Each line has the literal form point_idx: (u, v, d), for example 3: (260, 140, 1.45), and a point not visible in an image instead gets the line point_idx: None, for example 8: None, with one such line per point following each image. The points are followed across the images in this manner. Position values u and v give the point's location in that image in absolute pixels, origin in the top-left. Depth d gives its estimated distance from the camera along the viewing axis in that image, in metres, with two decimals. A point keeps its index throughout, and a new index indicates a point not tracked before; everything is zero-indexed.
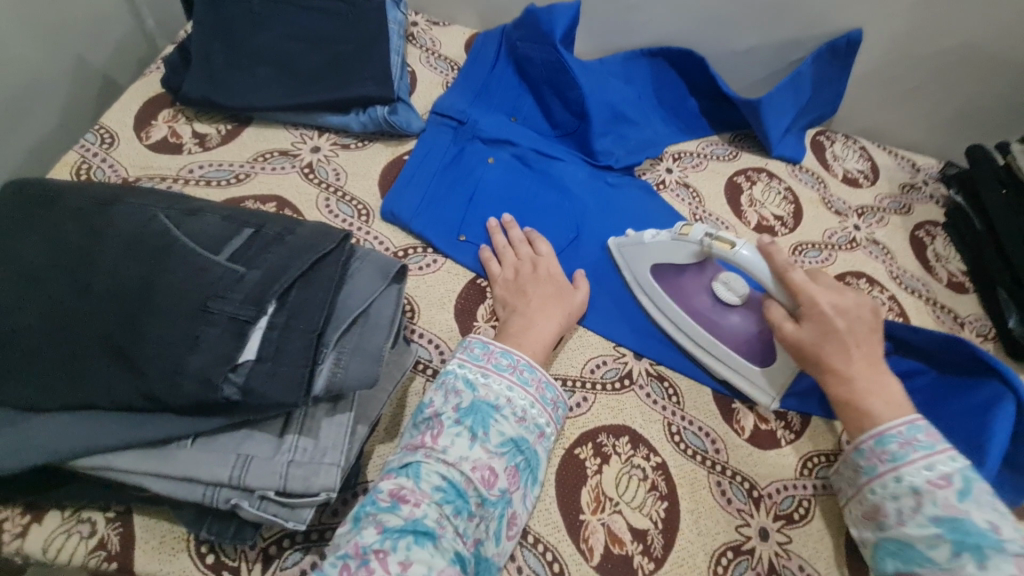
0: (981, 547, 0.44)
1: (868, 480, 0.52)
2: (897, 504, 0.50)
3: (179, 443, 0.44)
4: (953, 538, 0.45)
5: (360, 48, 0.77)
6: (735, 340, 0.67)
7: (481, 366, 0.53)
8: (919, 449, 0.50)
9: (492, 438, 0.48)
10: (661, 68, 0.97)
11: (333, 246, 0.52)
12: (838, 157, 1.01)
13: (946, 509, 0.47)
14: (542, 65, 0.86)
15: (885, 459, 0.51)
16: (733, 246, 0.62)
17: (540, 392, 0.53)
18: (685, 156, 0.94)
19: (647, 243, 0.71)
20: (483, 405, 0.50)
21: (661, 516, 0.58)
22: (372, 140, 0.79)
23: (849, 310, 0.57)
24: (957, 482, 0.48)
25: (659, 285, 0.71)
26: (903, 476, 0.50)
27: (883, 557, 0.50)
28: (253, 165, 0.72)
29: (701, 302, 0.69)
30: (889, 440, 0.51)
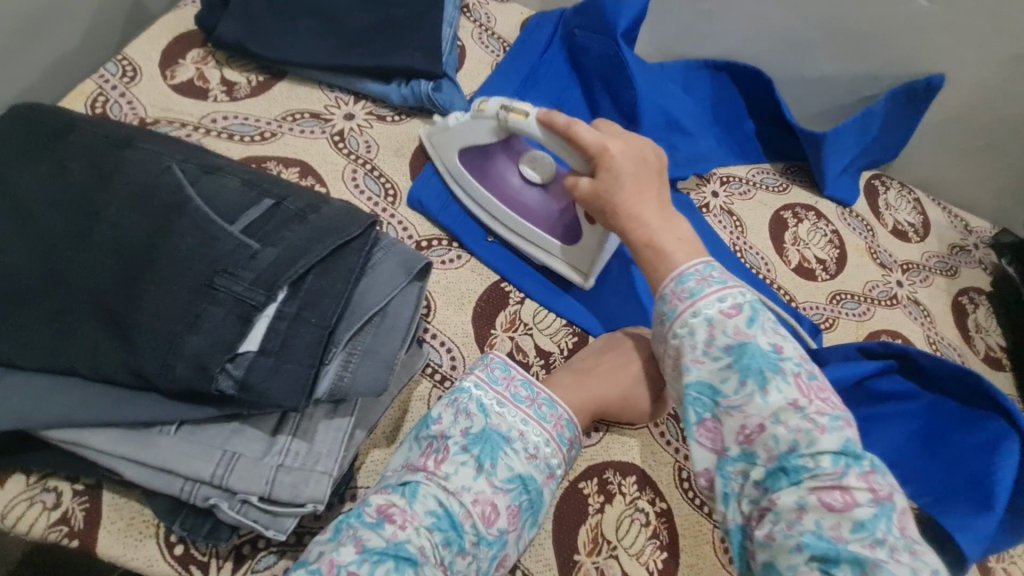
0: (763, 373, 0.42)
1: (671, 325, 0.47)
2: (693, 342, 0.45)
3: (162, 429, 0.40)
4: (742, 367, 0.42)
5: (411, 14, 0.71)
6: (543, 220, 0.64)
7: (498, 393, 0.48)
8: (714, 286, 0.47)
9: (499, 473, 0.43)
10: (723, 83, 0.91)
11: (358, 233, 0.47)
12: (890, 206, 0.96)
13: (734, 335, 0.43)
14: (598, 58, 0.80)
15: (684, 298, 0.46)
16: (526, 116, 0.57)
17: (558, 430, 0.48)
18: (733, 181, 0.89)
19: (450, 127, 0.65)
20: (494, 435, 0.45)
21: (659, 568, 0.55)
22: (410, 115, 0.73)
23: (634, 155, 0.55)
24: (745, 311, 0.44)
25: (467, 170, 0.66)
26: (698, 310, 0.45)
27: (689, 405, 0.45)
28: (281, 124, 0.67)
29: (513, 184, 0.65)
30: (688, 278, 0.47)
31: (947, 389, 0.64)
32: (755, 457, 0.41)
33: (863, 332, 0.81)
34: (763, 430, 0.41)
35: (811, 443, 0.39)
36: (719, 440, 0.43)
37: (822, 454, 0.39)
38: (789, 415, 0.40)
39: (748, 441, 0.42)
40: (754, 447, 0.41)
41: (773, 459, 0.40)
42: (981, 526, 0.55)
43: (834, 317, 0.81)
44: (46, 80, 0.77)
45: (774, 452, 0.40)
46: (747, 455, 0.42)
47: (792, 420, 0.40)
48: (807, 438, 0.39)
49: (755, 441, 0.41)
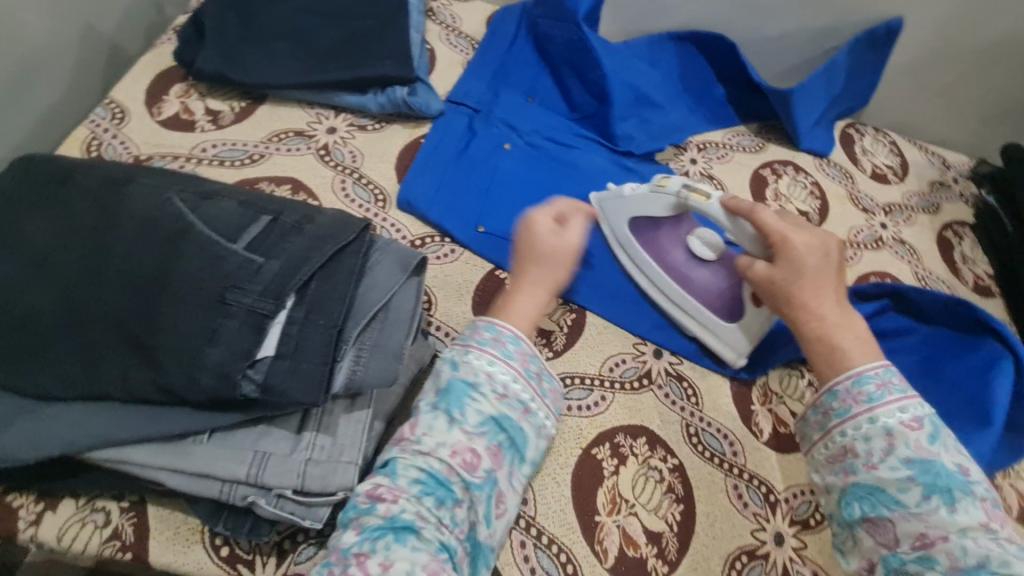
0: (951, 489, 0.44)
1: (837, 424, 0.50)
2: (869, 444, 0.48)
3: (196, 438, 0.43)
4: (926, 481, 0.45)
5: (379, 24, 0.74)
6: (711, 297, 0.67)
7: (461, 344, 0.51)
8: (894, 392, 0.49)
9: (469, 419, 0.46)
10: (689, 53, 0.93)
11: (354, 237, 0.50)
12: (867, 152, 0.98)
13: (918, 450, 0.46)
14: (563, 44, 0.82)
15: (860, 400, 0.49)
16: (708, 196, 0.62)
17: (524, 364, 0.50)
18: (710, 147, 0.91)
19: (625, 196, 0.69)
20: (459, 384, 0.48)
21: (678, 520, 0.57)
22: (389, 122, 0.76)
23: (818, 251, 0.56)
24: (927, 425, 0.47)
25: (634, 238, 0.71)
26: (877, 416, 0.48)
27: (853, 500, 0.47)
28: (268, 146, 0.70)
29: (677, 256, 0.69)
30: (867, 381, 0.49)
31: (940, 318, 0.65)
32: (933, 562, 0.42)
33: (851, 277, 0.83)
34: (946, 539, 0.42)
35: (1006, 562, 0.40)
36: (888, 535, 0.45)
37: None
38: (977, 533, 0.42)
39: (923, 545, 0.43)
40: (931, 552, 0.43)
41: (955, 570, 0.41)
42: (981, 442, 0.58)
43: None
44: (37, 131, 0.80)
45: (958, 563, 0.41)
46: (922, 559, 0.43)
47: (979, 539, 0.42)
48: (1001, 557, 0.41)
49: (930, 550, 0.43)
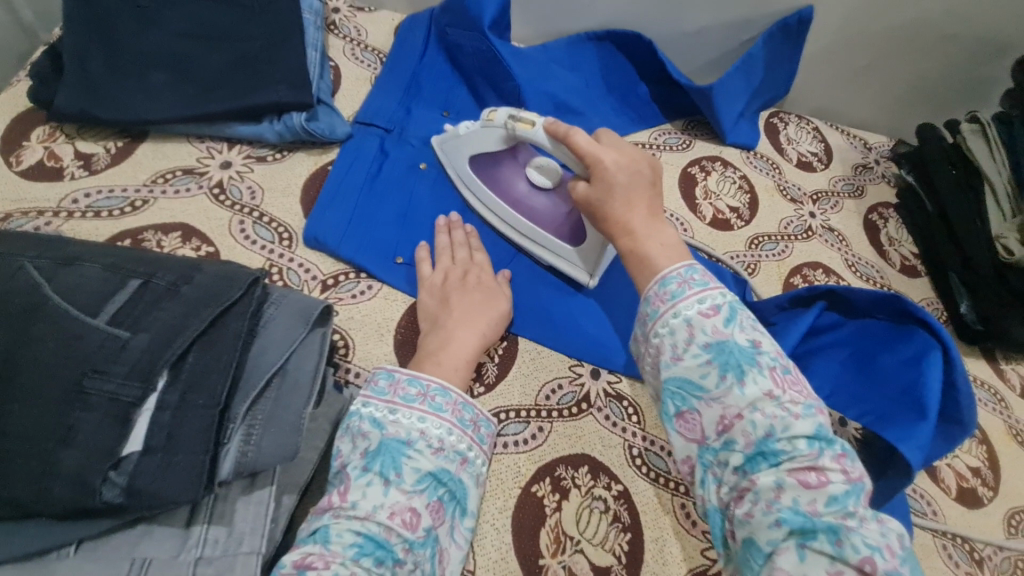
0: (740, 364, 0.43)
1: (652, 326, 0.47)
2: (673, 340, 0.46)
3: (60, 552, 0.37)
4: (720, 362, 0.43)
5: (268, 46, 0.68)
6: (552, 224, 0.67)
7: (387, 401, 0.51)
8: (693, 287, 0.47)
9: (407, 478, 0.47)
10: (609, 53, 0.91)
11: (239, 295, 0.45)
12: (792, 140, 0.99)
13: (714, 334, 0.44)
14: (473, 54, 0.78)
15: (665, 299, 0.47)
16: (532, 124, 0.60)
17: (456, 415, 0.52)
18: (637, 149, 0.89)
19: (461, 136, 0.68)
20: (393, 443, 0.48)
21: (626, 550, 0.55)
22: (291, 150, 0.70)
23: (626, 166, 0.54)
24: (724, 312, 0.45)
25: (479, 177, 0.70)
26: (679, 311, 0.46)
27: (667, 398, 0.46)
28: (152, 189, 0.63)
29: (521, 190, 0.68)
30: (669, 282, 0.48)
31: (870, 314, 0.65)
32: (733, 444, 0.42)
33: (784, 270, 0.83)
34: (740, 418, 0.41)
35: (787, 427, 0.40)
36: (696, 428, 0.44)
37: (798, 438, 0.40)
38: (766, 404, 0.41)
39: (726, 431, 0.42)
40: (732, 434, 0.42)
41: (751, 446, 0.41)
42: (922, 434, 0.55)
43: (755, 262, 0.83)
44: None
45: (751, 439, 0.41)
46: (726, 443, 0.42)
47: (768, 408, 0.41)
48: (785, 423, 0.40)
49: (730, 432, 0.42)
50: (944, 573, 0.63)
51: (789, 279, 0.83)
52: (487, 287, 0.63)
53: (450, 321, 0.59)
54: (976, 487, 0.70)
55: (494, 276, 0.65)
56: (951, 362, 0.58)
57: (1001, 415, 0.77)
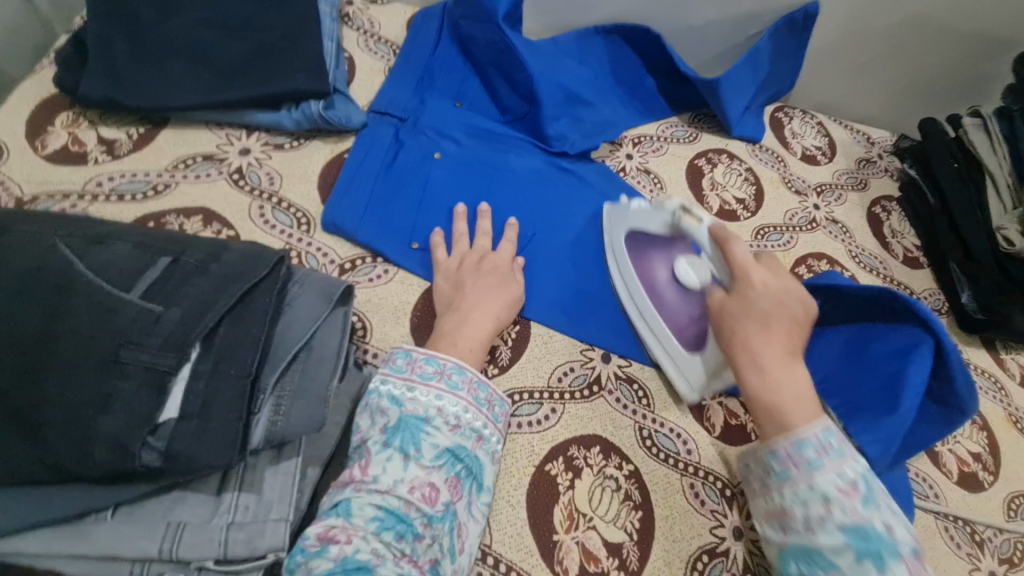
0: (883, 555, 0.41)
1: (776, 487, 0.47)
2: (806, 509, 0.44)
3: (98, 515, 0.39)
4: (860, 547, 0.41)
5: (286, 35, 0.69)
6: (675, 322, 0.66)
7: (405, 379, 0.52)
8: (832, 456, 0.45)
9: (425, 453, 0.48)
10: (618, 46, 0.93)
11: (266, 273, 0.47)
12: (797, 134, 1.00)
13: (852, 517, 0.42)
14: (486, 46, 0.80)
15: (800, 465, 0.45)
16: (699, 220, 0.61)
17: (471, 393, 0.53)
18: (645, 140, 0.90)
19: (631, 209, 0.70)
20: (412, 420, 0.49)
21: (637, 527, 0.57)
22: (308, 138, 0.72)
23: (776, 291, 0.52)
24: (863, 489, 0.44)
25: (628, 252, 0.71)
26: (816, 482, 0.44)
27: (791, 559, 0.45)
28: (173, 174, 0.65)
29: (660, 276, 0.67)
30: (807, 445, 0.46)
31: (867, 305, 0.65)
32: None
33: (789, 261, 0.85)
34: None
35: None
36: (800, 569, 0.44)
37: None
38: (892, 570, 0.40)
39: None
40: None
41: None
42: (885, 428, 0.57)
43: (761, 253, 0.84)
44: None
45: None
46: None
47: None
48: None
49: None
50: (946, 553, 0.65)
51: (794, 270, 0.84)
52: (500, 271, 0.65)
53: (465, 304, 0.60)
54: (977, 472, 0.72)
55: (507, 261, 0.66)
56: (943, 356, 0.58)
57: (1002, 403, 0.79)
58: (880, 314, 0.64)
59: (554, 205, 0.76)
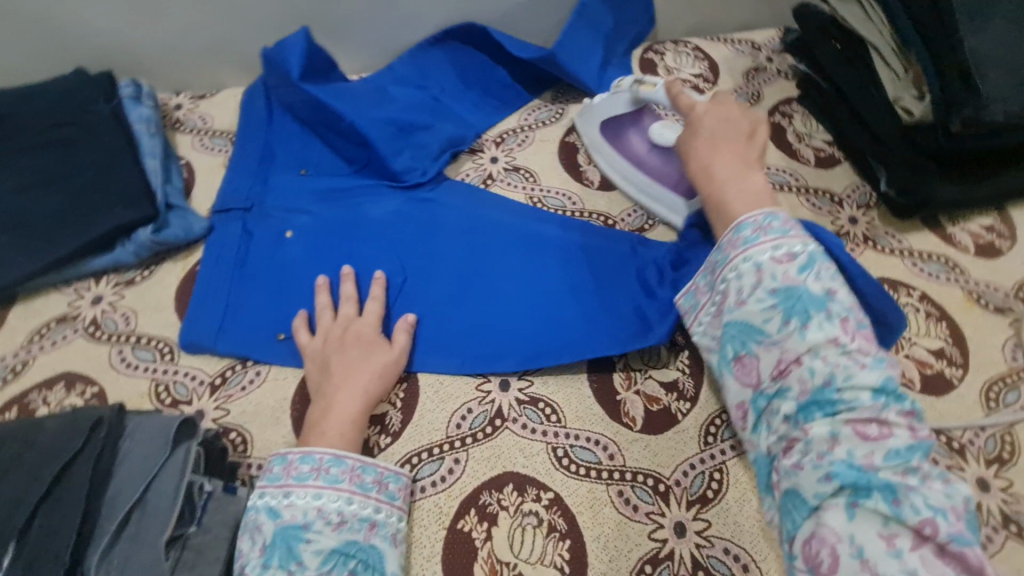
0: (807, 310, 0.48)
1: (722, 273, 0.54)
2: (742, 284, 0.52)
3: None
4: (787, 307, 0.49)
5: (100, 174, 0.69)
6: (669, 179, 0.73)
7: (281, 486, 0.50)
8: (772, 233, 0.52)
9: (309, 563, 0.47)
10: (457, 52, 0.86)
11: (85, 440, 0.46)
12: (672, 69, 0.92)
13: (783, 281, 0.49)
14: (305, 106, 0.77)
15: (739, 245, 0.53)
16: (654, 86, 0.70)
17: (355, 481, 0.51)
18: (507, 136, 0.84)
19: (594, 106, 0.78)
20: (291, 529, 0.48)
21: (566, 557, 0.54)
22: (157, 263, 0.71)
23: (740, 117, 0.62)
24: (799, 259, 0.50)
25: (606, 140, 0.78)
26: (750, 257, 0.52)
27: (729, 342, 0.52)
28: (30, 349, 0.65)
29: (639, 146, 0.75)
30: (745, 228, 0.53)
31: None
32: (788, 391, 0.47)
33: None
34: (800, 363, 0.46)
35: (847, 375, 0.44)
36: (752, 373, 0.50)
37: (859, 389, 0.44)
38: (828, 351, 0.46)
39: (782, 376, 0.48)
40: (788, 381, 0.47)
41: (807, 394, 0.46)
42: None
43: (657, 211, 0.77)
44: None
45: (808, 387, 0.45)
46: (780, 389, 0.47)
47: (862, 412, 0.44)
48: (844, 374, 0.44)
49: (796, 385, 0.46)
50: None
51: None
52: (366, 340, 0.62)
53: (335, 381, 0.58)
54: (943, 371, 0.65)
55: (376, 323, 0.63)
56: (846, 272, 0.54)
57: (958, 282, 0.72)
58: None
59: (421, 241, 0.72)
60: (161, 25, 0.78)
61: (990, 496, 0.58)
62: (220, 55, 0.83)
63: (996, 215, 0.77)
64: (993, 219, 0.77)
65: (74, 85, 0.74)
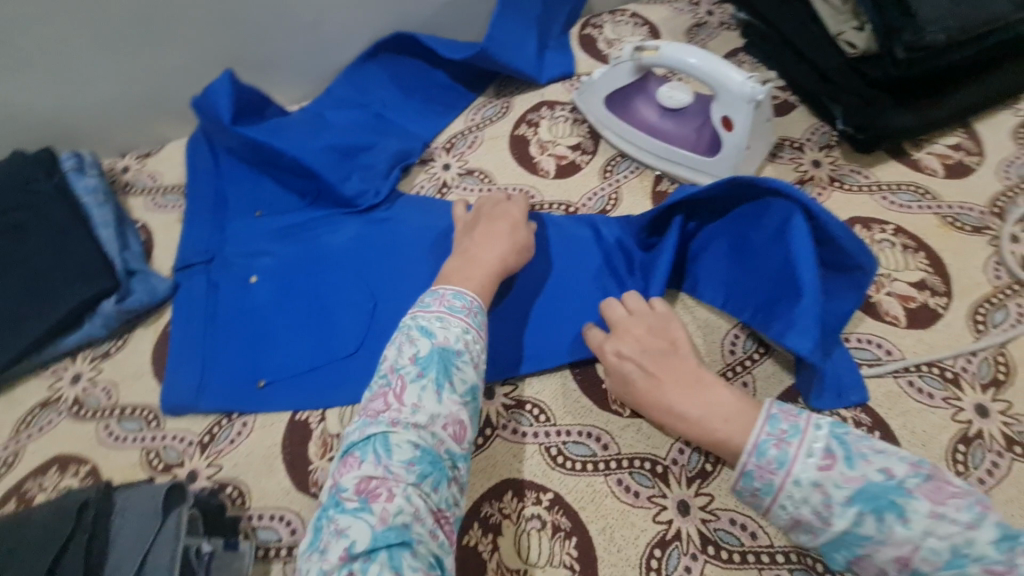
0: (852, 462, 0.40)
1: (763, 464, 0.42)
2: (769, 460, 0.41)
3: None
4: (857, 501, 0.39)
5: (54, 254, 0.69)
6: (691, 142, 0.73)
7: (434, 312, 0.52)
8: (801, 425, 0.42)
9: (457, 388, 0.48)
10: (392, 62, 0.85)
11: (73, 524, 0.47)
12: (613, 40, 0.90)
13: (800, 434, 0.41)
14: (244, 147, 0.76)
15: (785, 439, 0.41)
16: (656, 49, 0.69)
17: (472, 317, 0.53)
18: (457, 140, 0.83)
19: (595, 82, 0.77)
20: (443, 352, 0.49)
21: (575, 555, 0.54)
22: (129, 331, 0.71)
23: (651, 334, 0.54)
24: (820, 430, 0.42)
25: (615, 115, 0.77)
26: (792, 453, 0.41)
27: (788, 512, 0.41)
28: (18, 439, 0.65)
29: (654, 112, 0.75)
30: (777, 421, 0.42)
31: (737, 198, 0.59)
32: (860, 529, 0.39)
33: (648, 180, 0.77)
34: (873, 527, 0.38)
35: (910, 499, 0.38)
36: (819, 534, 0.41)
37: (931, 509, 0.38)
38: (865, 472, 0.39)
39: (845, 530, 0.39)
40: (849, 524, 0.39)
41: (895, 543, 0.38)
42: (803, 318, 0.54)
43: (617, 188, 0.76)
44: None
45: (888, 537, 0.38)
46: (855, 539, 0.39)
47: (941, 530, 0.37)
48: (889, 488, 0.39)
49: (913, 566, 0.38)
50: (920, 411, 0.58)
51: (656, 187, 0.76)
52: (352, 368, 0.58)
53: None
54: (927, 302, 0.64)
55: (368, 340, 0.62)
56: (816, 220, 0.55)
57: (932, 209, 0.70)
58: (743, 202, 0.59)
59: (388, 261, 0.71)
60: (91, 90, 0.77)
61: (992, 422, 0.57)
62: (156, 109, 0.82)
63: (959, 133, 0.75)
64: (958, 137, 0.75)
65: (13, 169, 0.73)
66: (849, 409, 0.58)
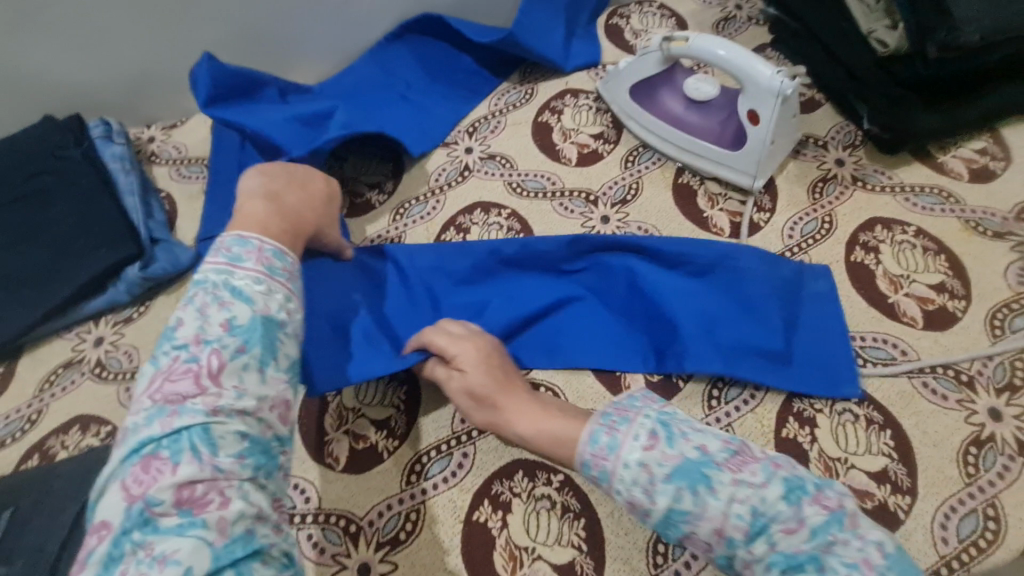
0: (673, 445, 0.43)
1: (604, 451, 0.44)
2: (607, 451, 0.44)
3: None
4: (674, 473, 0.42)
5: (80, 219, 0.70)
6: (714, 135, 0.73)
7: (250, 272, 0.47)
8: (627, 416, 0.46)
9: (281, 363, 0.45)
10: (419, 45, 0.85)
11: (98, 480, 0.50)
12: (640, 31, 0.90)
13: (635, 423, 0.45)
14: (270, 122, 0.77)
15: (623, 416, 0.46)
16: (685, 40, 0.69)
17: (293, 282, 0.49)
18: (480, 124, 0.83)
19: (622, 70, 0.77)
20: (264, 322, 0.45)
21: (582, 536, 0.55)
22: (151, 298, 0.72)
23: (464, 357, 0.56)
24: (649, 415, 0.45)
25: (638, 105, 0.77)
26: (625, 434, 0.44)
27: (625, 501, 0.44)
28: (42, 397, 0.66)
29: (678, 104, 0.75)
30: (635, 401, 0.47)
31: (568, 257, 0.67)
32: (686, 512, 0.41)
33: (669, 173, 0.77)
34: (695, 505, 0.41)
35: (723, 474, 0.41)
36: (653, 518, 0.42)
37: (744, 484, 0.40)
38: (685, 449, 0.43)
39: (674, 512, 0.41)
40: (681, 508, 0.41)
41: (712, 518, 0.40)
42: (692, 344, 0.62)
43: (637, 179, 0.76)
44: None
45: (707, 511, 0.40)
46: (682, 519, 0.41)
47: (741, 494, 0.40)
48: (710, 469, 0.41)
49: (727, 536, 0.40)
50: (933, 412, 0.58)
51: (677, 180, 0.76)
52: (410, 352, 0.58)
53: None
54: (945, 305, 0.64)
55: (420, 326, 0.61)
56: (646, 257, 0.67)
57: (954, 212, 0.70)
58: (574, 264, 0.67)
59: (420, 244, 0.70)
60: (120, 59, 0.78)
61: (1005, 425, 0.57)
62: (183, 81, 0.83)
63: (986, 138, 0.75)
64: (986, 142, 0.74)
65: (42, 134, 0.74)
66: (860, 406, 0.59)
